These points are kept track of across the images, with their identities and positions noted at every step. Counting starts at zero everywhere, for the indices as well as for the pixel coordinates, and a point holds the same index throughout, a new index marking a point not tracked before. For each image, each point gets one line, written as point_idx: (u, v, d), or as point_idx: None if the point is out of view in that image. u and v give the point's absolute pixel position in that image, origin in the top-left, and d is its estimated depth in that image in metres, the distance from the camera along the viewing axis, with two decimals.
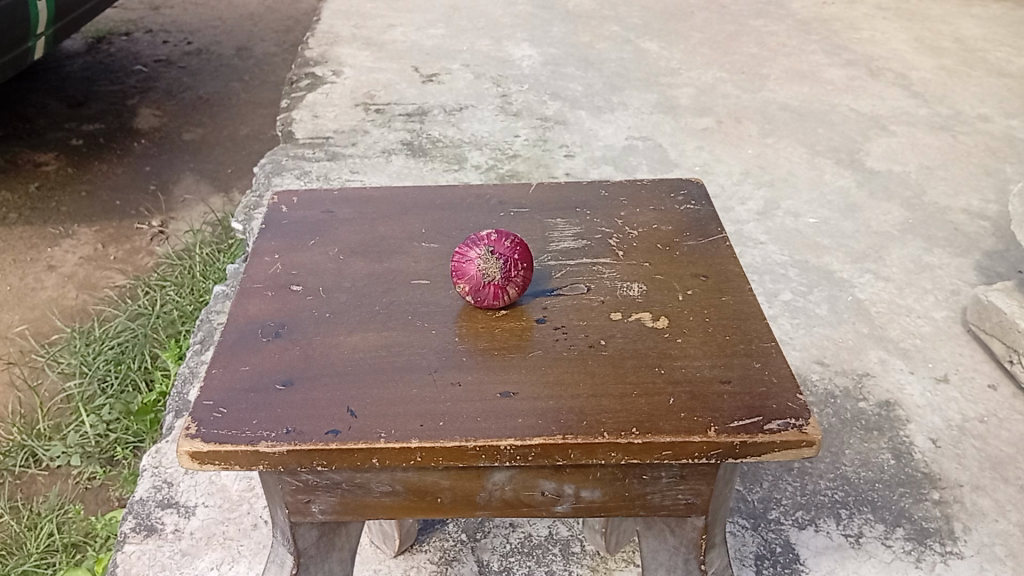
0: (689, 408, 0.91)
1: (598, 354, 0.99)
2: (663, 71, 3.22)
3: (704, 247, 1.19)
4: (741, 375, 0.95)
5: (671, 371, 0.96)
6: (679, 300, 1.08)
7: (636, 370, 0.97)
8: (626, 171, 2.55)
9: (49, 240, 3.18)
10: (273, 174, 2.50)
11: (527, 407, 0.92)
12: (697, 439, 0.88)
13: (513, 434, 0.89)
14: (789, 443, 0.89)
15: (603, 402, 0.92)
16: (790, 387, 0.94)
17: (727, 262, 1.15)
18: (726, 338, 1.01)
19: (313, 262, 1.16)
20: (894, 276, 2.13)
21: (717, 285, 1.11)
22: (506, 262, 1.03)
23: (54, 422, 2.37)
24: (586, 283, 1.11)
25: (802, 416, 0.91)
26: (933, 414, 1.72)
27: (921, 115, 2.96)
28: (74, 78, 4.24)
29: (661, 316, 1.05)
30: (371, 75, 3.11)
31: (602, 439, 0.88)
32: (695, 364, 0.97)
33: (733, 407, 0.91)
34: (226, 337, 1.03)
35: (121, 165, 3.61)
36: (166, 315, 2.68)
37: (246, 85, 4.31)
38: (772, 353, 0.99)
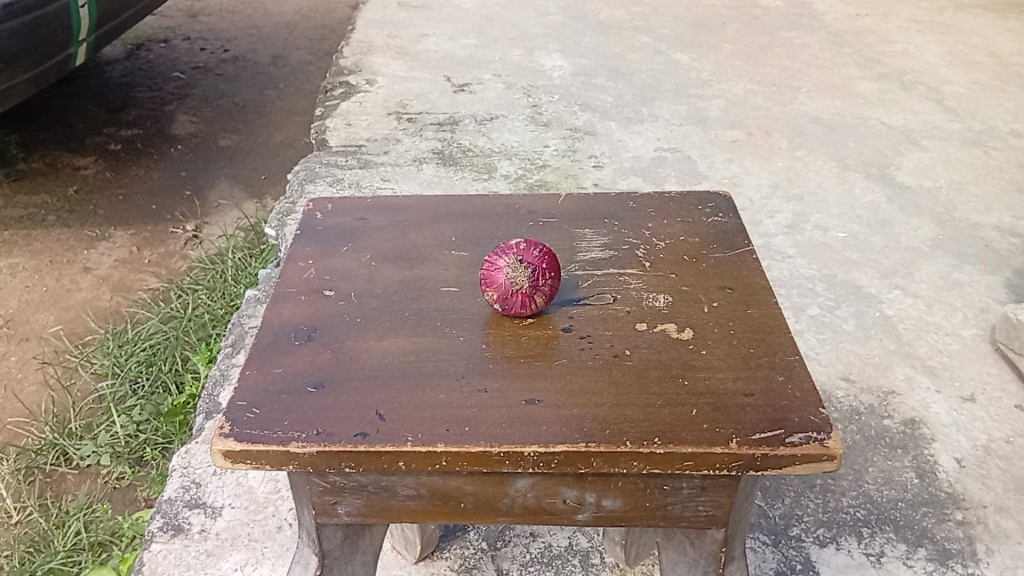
0: (712, 419, 0.92)
1: (624, 363, 1.00)
2: (694, 82, 3.23)
3: (730, 260, 1.19)
4: (764, 388, 0.96)
5: (694, 382, 0.97)
6: (704, 312, 1.09)
7: (660, 381, 0.98)
8: (654, 182, 2.56)
9: (86, 242, 3.25)
10: (306, 181, 2.53)
11: (552, 415, 0.93)
12: (719, 451, 0.89)
13: (536, 440, 0.90)
14: (810, 457, 0.89)
15: (626, 411, 0.93)
16: (813, 401, 0.95)
17: (753, 275, 1.16)
18: (751, 351, 1.02)
19: (346, 268, 1.19)
20: (923, 292, 2.12)
21: (743, 298, 1.11)
22: (534, 271, 1.05)
23: (85, 422, 2.42)
24: (613, 293, 1.13)
25: (824, 430, 0.91)
26: (959, 433, 1.71)
27: (954, 129, 2.94)
28: (113, 83, 4.33)
29: (686, 327, 1.06)
30: (403, 84, 3.15)
31: (624, 448, 0.89)
32: (718, 376, 0.98)
33: (756, 419, 0.92)
34: (259, 339, 1.06)
35: (157, 170, 3.68)
36: (197, 319, 2.73)
37: (280, 93, 4.37)
38: (797, 367, 0.99)
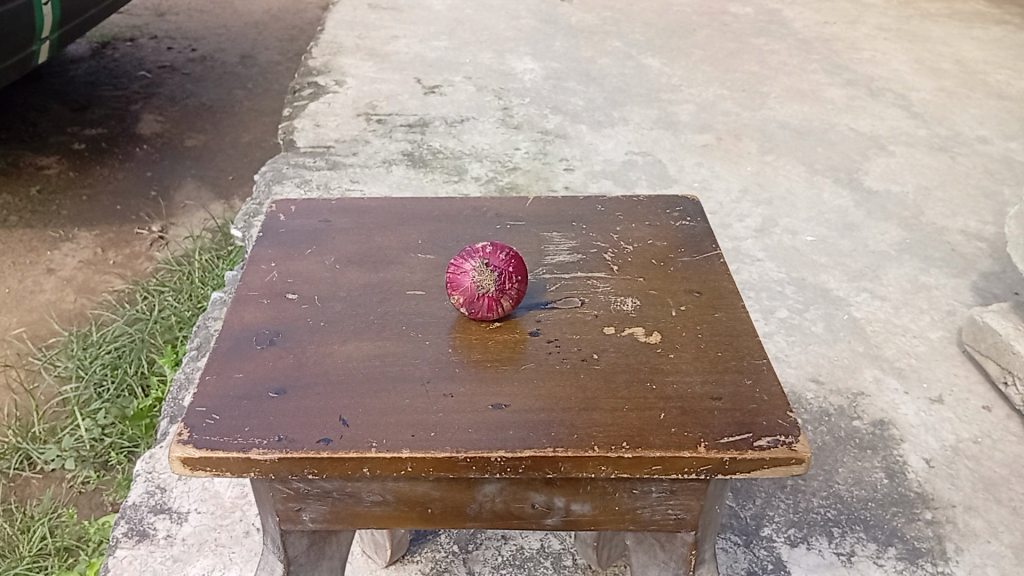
0: (680, 423, 0.92)
1: (591, 367, 1.00)
2: (664, 87, 3.24)
3: (698, 264, 1.19)
4: (732, 392, 0.96)
5: (662, 386, 0.97)
6: (672, 315, 1.08)
7: (627, 385, 0.97)
8: (625, 186, 2.57)
9: (49, 243, 3.19)
10: (274, 183, 2.50)
11: (519, 420, 0.92)
12: (688, 455, 0.88)
13: (503, 445, 0.89)
14: (778, 460, 0.89)
15: (594, 416, 0.93)
16: (780, 404, 0.94)
17: (721, 278, 1.16)
18: (718, 354, 1.02)
19: (310, 271, 1.17)
20: (890, 295, 2.14)
21: (711, 301, 1.11)
22: (500, 275, 1.04)
23: (49, 425, 2.37)
24: (580, 297, 1.12)
25: (792, 433, 0.91)
26: (926, 434, 1.72)
27: (920, 135, 2.97)
28: (78, 82, 4.26)
29: (654, 331, 1.05)
30: (373, 85, 3.13)
31: (592, 452, 0.88)
32: (686, 380, 0.97)
33: (723, 423, 0.92)
34: (220, 343, 1.04)
35: (122, 170, 3.63)
36: (164, 321, 2.69)
37: (249, 93, 4.33)
38: (764, 370, 0.99)
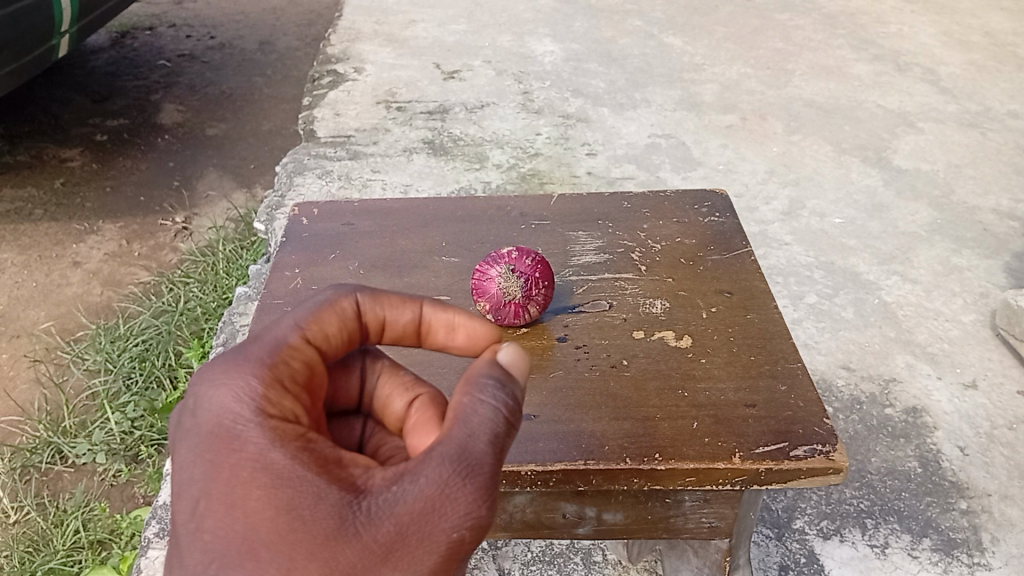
0: (713, 433, 0.90)
1: (620, 374, 0.98)
2: (687, 66, 3.19)
3: (728, 262, 1.17)
4: (766, 398, 0.94)
5: (694, 394, 0.95)
6: (703, 317, 1.06)
7: (659, 393, 0.95)
8: (649, 169, 2.53)
9: (75, 236, 3.21)
10: (295, 173, 2.50)
11: (549, 432, 0.91)
12: (723, 466, 0.86)
13: (533, 458, 0.88)
14: (814, 470, 0.87)
15: (625, 426, 0.91)
16: (817, 410, 0.92)
17: (752, 277, 1.14)
18: (751, 359, 1.00)
19: (334, 277, 1.16)
20: (921, 278, 2.10)
21: (742, 302, 1.09)
22: (527, 281, 1.05)
23: (79, 419, 2.40)
24: (608, 300, 1.10)
25: (829, 442, 0.89)
26: (960, 421, 1.69)
27: (949, 111, 2.91)
28: (98, 73, 4.26)
29: (685, 334, 1.03)
30: (393, 72, 3.11)
31: (624, 465, 0.87)
32: (719, 386, 0.96)
33: (759, 432, 0.90)
34: None
35: (145, 161, 3.64)
36: (190, 312, 2.70)
37: (269, 80, 4.31)
38: (799, 375, 0.97)
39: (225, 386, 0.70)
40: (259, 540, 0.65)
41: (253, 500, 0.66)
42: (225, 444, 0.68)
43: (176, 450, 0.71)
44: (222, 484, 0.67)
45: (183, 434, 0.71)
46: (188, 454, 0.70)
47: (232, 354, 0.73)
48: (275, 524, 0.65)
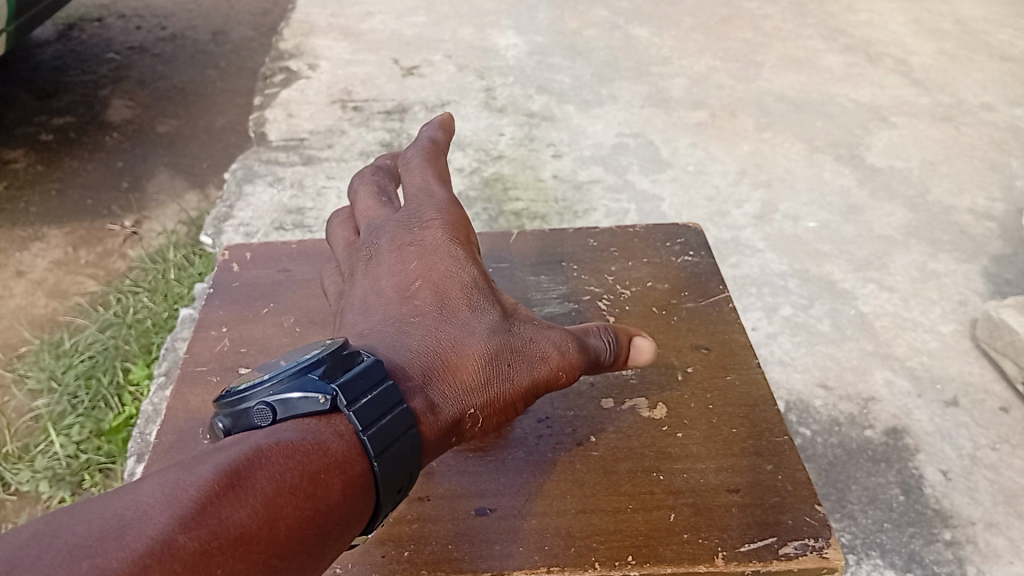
0: (692, 527, 0.82)
1: (587, 455, 0.91)
2: (654, 59, 3.09)
3: (704, 310, 1.09)
4: (751, 480, 0.87)
5: (671, 478, 0.87)
6: (678, 381, 0.99)
7: (631, 477, 0.88)
8: (617, 172, 2.44)
9: (18, 243, 3.01)
10: (244, 181, 2.38)
11: (507, 529, 0.83)
12: (703, 569, 0.78)
13: (490, 567, 0.80)
14: (808, 570, 0.79)
15: (593, 521, 0.83)
16: (807, 497, 0.85)
17: (731, 329, 1.06)
18: (732, 432, 0.92)
19: (265, 337, 1.08)
20: (898, 285, 2.03)
21: (720, 360, 1.01)
22: None
23: (22, 443, 2.20)
24: None
25: (823, 537, 0.81)
26: (942, 442, 1.62)
27: (922, 104, 2.85)
28: (43, 69, 4.05)
29: (659, 403, 0.96)
30: (349, 68, 2.97)
31: (592, 571, 0.79)
32: (698, 467, 0.88)
33: (743, 526, 0.82)
34: (164, 437, 0.96)
35: (92, 161, 3.42)
36: (139, 325, 2.50)
37: (222, 72, 4.09)
38: (786, 452, 0.90)
39: (434, 207, 0.94)
40: (449, 304, 0.86)
41: (449, 280, 0.88)
42: (433, 244, 0.90)
43: (382, 247, 0.93)
44: (428, 263, 0.89)
45: (397, 232, 0.93)
46: (400, 244, 0.92)
47: (429, 186, 0.97)
48: (464, 300, 0.87)
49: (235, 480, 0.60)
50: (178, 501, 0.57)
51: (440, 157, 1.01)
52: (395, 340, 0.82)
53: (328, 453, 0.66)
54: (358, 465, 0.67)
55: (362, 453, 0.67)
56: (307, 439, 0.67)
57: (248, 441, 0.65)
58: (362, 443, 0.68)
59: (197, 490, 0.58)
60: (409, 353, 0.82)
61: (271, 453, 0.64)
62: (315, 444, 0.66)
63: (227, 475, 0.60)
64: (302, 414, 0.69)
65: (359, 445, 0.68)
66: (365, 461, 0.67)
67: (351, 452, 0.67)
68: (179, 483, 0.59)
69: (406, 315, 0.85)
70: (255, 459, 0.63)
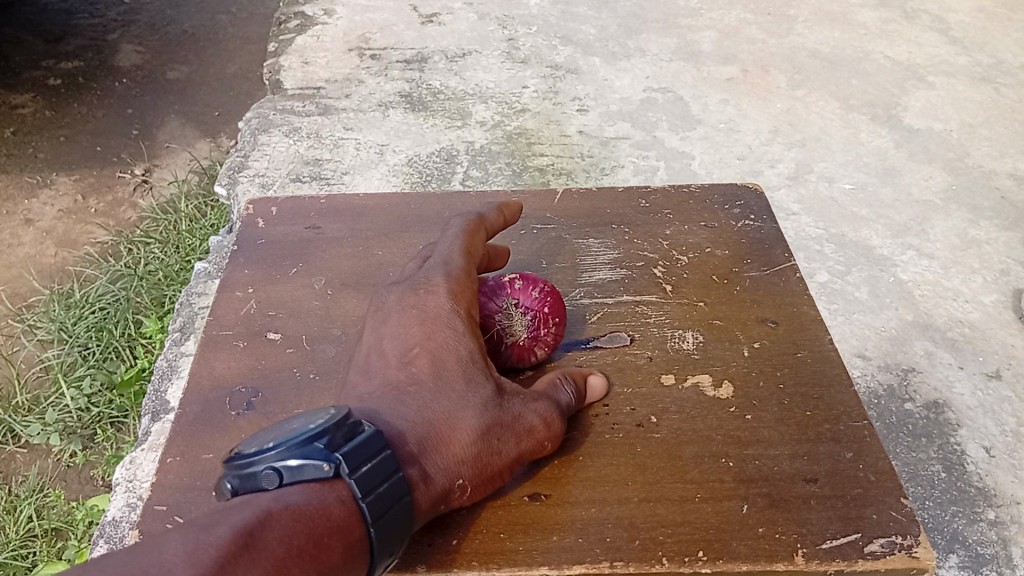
0: (767, 520, 0.78)
1: (648, 437, 0.86)
2: (682, 11, 2.97)
3: (770, 280, 1.04)
4: (829, 469, 0.82)
5: (741, 465, 0.83)
6: (744, 357, 0.94)
7: (698, 463, 0.83)
8: (645, 128, 2.35)
9: (27, 191, 2.94)
10: (260, 131, 2.30)
11: (564, 519, 0.79)
12: (781, 567, 0.74)
13: (549, 560, 0.75)
14: (894, 570, 0.75)
15: (658, 509, 0.79)
16: (892, 490, 0.81)
17: (799, 301, 1.01)
18: (807, 416, 0.88)
19: (295, 299, 1.01)
20: (938, 252, 1.95)
21: (790, 335, 0.97)
22: (534, 318, 0.91)
23: (32, 395, 2.15)
24: (629, 332, 0.98)
25: (910, 534, 0.77)
26: (985, 417, 1.56)
27: (961, 64, 2.74)
28: (51, 10, 3.92)
29: (724, 380, 0.91)
30: (366, 14, 2.86)
31: (660, 566, 0.75)
32: (772, 454, 0.84)
33: (824, 520, 0.78)
34: (188, 409, 0.90)
35: (101, 107, 3.33)
36: (150, 277, 2.41)
37: (234, 17, 3.96)
38: (865, 438, 0.86)
39: (445, 270, 0.86)
40: (447, 369, 0.79)
41: (449, 346, 0.80)
42: (440, 309, 0.82)
43: (391, 304, 0.85)
44: (430, 328, 0.81)
45: (404, 291, 0.86)
46: (406, 305, 0.84)
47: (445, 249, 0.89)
48: (462, 364, 0.79)
49: (249, 541, 0.58)
50: (200, 559, 0.54)
51: (478, 236, 0.92)
52: (391, 410, 0.76)
53: (329, 518, 0.63)
54: (357, 531, 0.64)
55: (360, 519, 0.64)
56: (311, 502, 0.63)
57: (255, 503, 0.62)
58: (359, 510, 0.64)
59: (217, 548, 0.56)
60: (404, 424, 0.75)
61: (281, 514, 0.61)
62: (318, 508, 0.63)
63: (242, 533, 0.58)
64: (306, 479, 0.65)
65: (357, 513, 0.64)
66: (362, 526, 0.64)
67: (350, 517, 0.63)
68: (197, 540, 0.56)
69: (405, 382, 0.78)
70: (264, 519, 0.60)
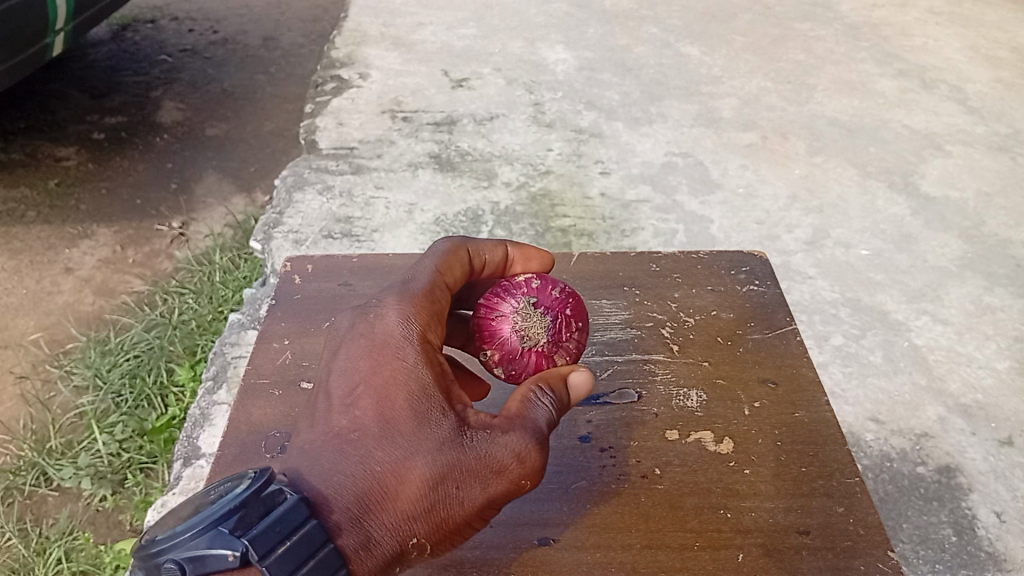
0: (758, 569, 0.85)
1: (653, 488, 0.93)
2: (704, 79, 3.06)
3: (772, 342, 1.11)
4: (821, 523, 0.89)
5: (739, 516, 0.90)
6: (746, 414, 1.01)
7: (698, 514, 0.90)
8: (665, 191, 2.42)
9: (68, 240, 3.03)
10: (295, 189, 2.39)
11: (568, 564, 0.87)
12: None
13: None
14: None
15: (659, 556, 0.86)
16: (879, 543, 0.88)
17: (800, 362, 1.07)
18: (802, 471, 0.94)
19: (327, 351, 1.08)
20: (953, 318, 1.99)
21: (789, 395, 1.03)
22: (555, 315, 1.05)
23: (66, 439, 2.22)
24: (637, 389, 1.05)
25: None
26: (996, 483, 1.59)
27: (977, 133, 2.80)
28: (97, 66, 4.07)
29: (725, 437, 0.98)
30: (399, 78, 2.98)
31: None
32: (767, 507, 0.90)
33: (813, 569, 0.85)
34: (225, 450, 0.96)
35: (142, 161, 3.45)
36: (183, 326, 2.50)
37: (272, 77, 4.12)
38: (857, 494, 0.92)
39: (397, 303, 0.94)
40: (394, 416, 0.88)
41: (396, 391, 0.88)
42: (387, 339, 0.92)
43: (349, 342, 0.94)
44: (377, 372, 0.90)
45: (359, 328, 0.94)
46: (360, 345, 0.93)
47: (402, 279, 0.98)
48: (412, 407, 0.88)
49: None
50: None
51: (455, 257, 1.02)
52: (337, 463, 0.86)
53: None
54: None
55: None
56: None
57: None
58: None
59: None
60: (351, 476, 0.85)
61: None
62: None
63: None
64: (212, 566, 0.76)
65: None
66: None
67: None
68: None
69: (353, 432, 0.88)
70: None
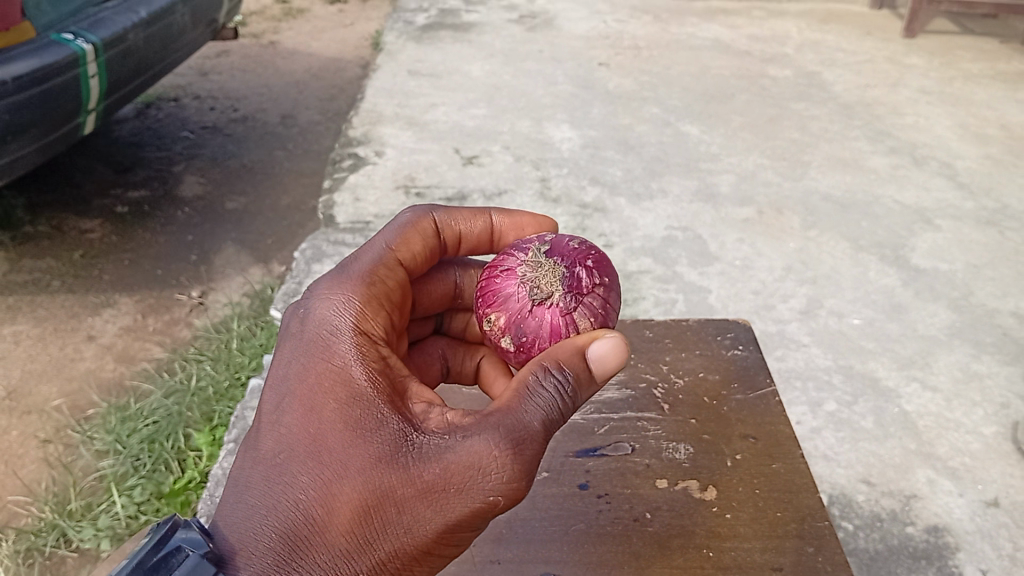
0: None
1: (644, 528, 1.13)
2: (702, 156, 3.21)
3: (752, 402, 1.34)
4: (793, 560, 1.09)
5: (720, 554, 1.09)
6: (728, 467, 1.22)
7: (683, 550, 1.10)
8: (665, 263, 2.54)
9: (91, 309, 3.14)
10: (313, 261, 2.51)
11: None
12: None
13: None
14: None
15: None
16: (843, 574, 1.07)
17: (777, 423, 1.30)
18: (777, 516, 1.14)
19: None
20: (941, 385, 2.07)
21: (765, 451, 1.25)
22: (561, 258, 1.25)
23: (86, 501, 2.30)
24: (631, 442, 1.26)
25: None
26: (982, 541, 1.66)
27: (967, 208, 2.92)
28: (121, 143, 4.25)
29: (708, 486, 1.19)
30: (413, 156, 3.14)
31: None
32: (745, 546, 1.10)
33: None
34: None
35: (164, 234, 3.59)
36: (200, 393, 2.60)
37: (289, 153, 4.29)
38: (826, 536, 1.12)
39: (325, 313, 1.10)
40: (326, 432, 1.01)
41: (327, 407, 1.02)
42: (318, 347, 1.07)
43: (287, 357, 1.09)
44: (306, 391, 1.04)
45: (295, 344, 1.09)
46: (297, 361, 1.07)
47: (343, 276, 1.16)
48: (344, 423, 1.01)
49: None
50: None
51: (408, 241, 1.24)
52: (273, 485, 0.99)
53: None
54: None
55: None
56: None
57: None
58: None
59: None
60: (288, 494, 0.98)
61: None
62: None
63: None
64: None
65: None
66: None
67: None
68: None
69: (288, 452, 1.01)
70: None
